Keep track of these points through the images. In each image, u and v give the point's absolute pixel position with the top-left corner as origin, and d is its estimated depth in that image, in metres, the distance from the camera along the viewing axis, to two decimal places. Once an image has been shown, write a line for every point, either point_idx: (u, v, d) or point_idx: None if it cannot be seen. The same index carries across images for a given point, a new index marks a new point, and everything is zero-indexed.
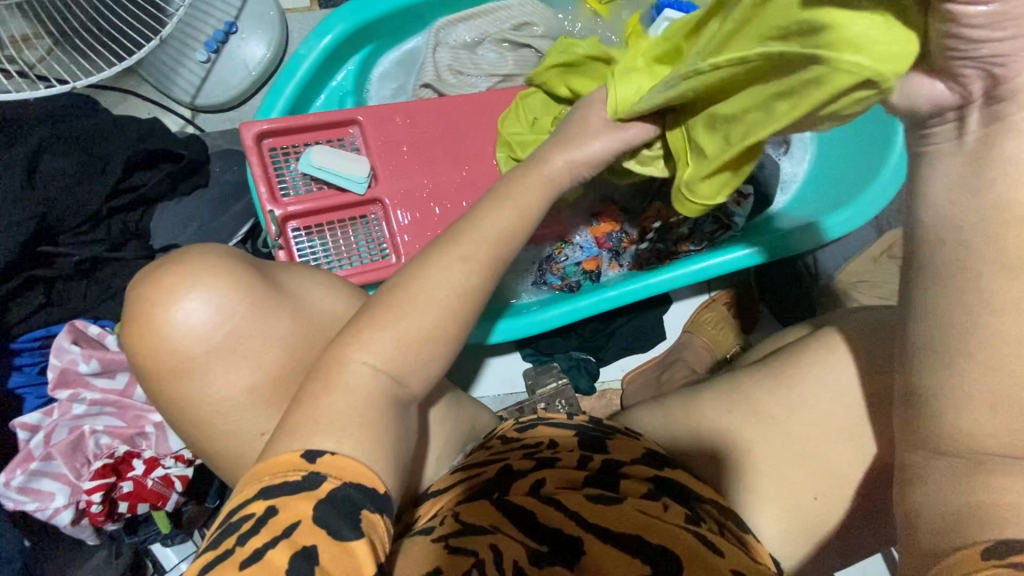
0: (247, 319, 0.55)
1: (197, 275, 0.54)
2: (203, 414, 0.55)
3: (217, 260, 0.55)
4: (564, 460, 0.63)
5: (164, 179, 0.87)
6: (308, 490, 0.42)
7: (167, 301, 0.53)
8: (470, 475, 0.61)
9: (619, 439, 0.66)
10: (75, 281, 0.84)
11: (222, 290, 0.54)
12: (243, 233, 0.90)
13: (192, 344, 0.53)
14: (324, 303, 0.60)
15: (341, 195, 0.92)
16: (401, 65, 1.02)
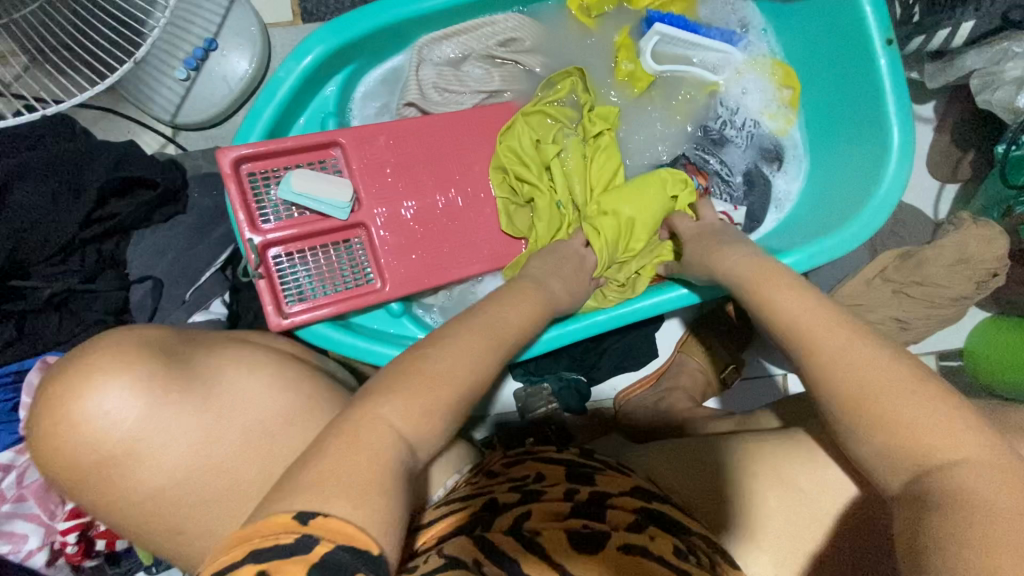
0: (164, 407, 0.56)
1: (118, 364, 0.56)
2: (138, 491, 0.56)
3: (127, 360, 0.57)
4: (551, 491, 0.65)
5: (140, 207, 0.85)
6: (301, 555, 0.38)
7: (89, 392, 0.54)
8: (461, 506, 0.62)
9: (607, 475, 0.70)
10: (47, 314, 0.81)
11: (131, 391, 0.55)
12: (221, 262, 0.88)
13: (113, 434, 0.54)
14: (252, 395, 0.62)
15: (324, 220, 0.90)
16: (386, 84, 1.00)
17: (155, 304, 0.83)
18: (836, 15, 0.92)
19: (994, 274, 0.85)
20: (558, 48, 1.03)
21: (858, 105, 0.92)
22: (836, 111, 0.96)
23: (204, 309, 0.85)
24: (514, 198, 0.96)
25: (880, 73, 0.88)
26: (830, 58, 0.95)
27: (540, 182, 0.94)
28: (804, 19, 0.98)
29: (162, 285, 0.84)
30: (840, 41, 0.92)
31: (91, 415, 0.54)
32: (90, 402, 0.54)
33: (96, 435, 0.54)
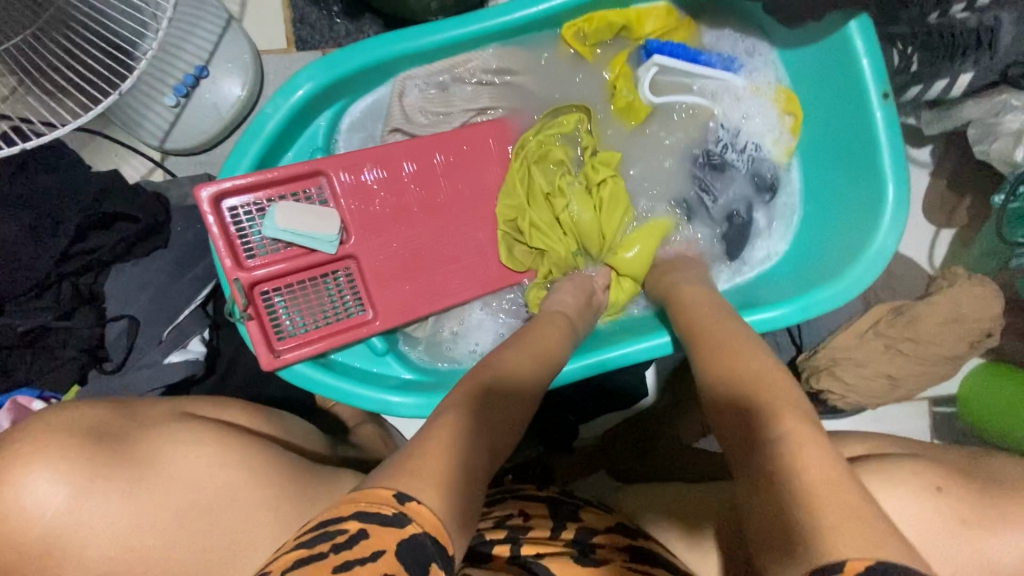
0: (101, 488, 0.58)
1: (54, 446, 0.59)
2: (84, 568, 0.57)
3: (60, 445, 0.59)
4: (539, 528, 0.75)
5: (120, 242, 0.83)
6: None
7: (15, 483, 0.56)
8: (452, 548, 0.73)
9: (586, 510, 0.82)
10: (19, 350, 0.79)
11: (59, 479, 0.57)
12: (203, 297, 0.86)
13: (45, 520, 0.56)
14: (194, 473, 0.64)
15: (311, 254, 0.89)
16: (372, 114, 0.98)
17: (131, 343, 0.80)
18: (833, 61, 0.90)
19: (988, 334, 0.84)
20: (551, 85, 1.02)
21: (854, 153, 0.91)
22: (829, 157, 0.95)
23: (181, 348, 0.83)
24: (517, 236, 0.96)
25: (876, 126, 0.86)
26: (828, 101, 0.94)
27: (552, 237, 0.95)
28: (803, 57, 0.96)
29: (138, 324, 0.81)
30: (838, 87, 0.91)
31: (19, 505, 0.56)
32: (19, 491, 0.56)
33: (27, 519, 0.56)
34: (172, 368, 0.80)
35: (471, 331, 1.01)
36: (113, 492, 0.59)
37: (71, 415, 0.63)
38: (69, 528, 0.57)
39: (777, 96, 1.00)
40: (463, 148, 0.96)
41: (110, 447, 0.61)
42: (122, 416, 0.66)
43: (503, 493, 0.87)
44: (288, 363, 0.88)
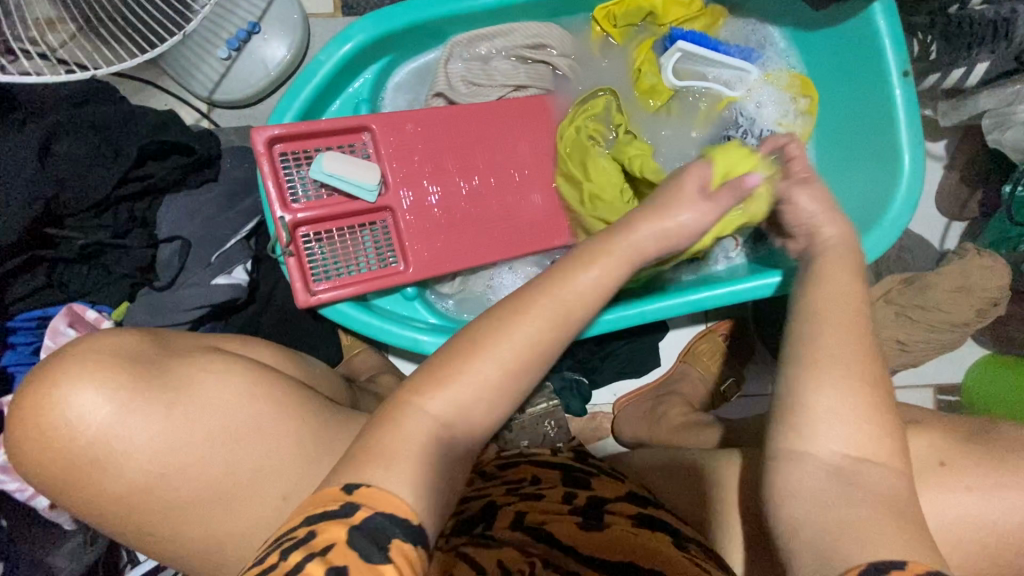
0: (137, 403, 0.60)
1: (89, 362, 0.61)
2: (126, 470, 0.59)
3: (100, 361, 0.61)
4: (549, 495, 0.69)
5: (175, 170, 0.88)
6: (345, 518, 0.43)
7: (61, 394, 0.58)
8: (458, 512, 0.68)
9: (603, 478, 0.74)
10: (77, 265, 0.84)
11: (100, 392, 0.59)
12: (247, 231, 0.90)
13: (89, 432, 0.58)
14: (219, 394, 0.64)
15: (351, 203, 0.93)
16: (418, 77, 1.04)
17: (181, 263, 0.85)
18: (854, 41, 0.95)
19: (995, 303, 0.87)
20: (586, 58, 1.07)
21: (871, 130, 0.95)
22: (845, 135, 1.00)
23: (226, 274, 0.87)
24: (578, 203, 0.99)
25: (894, 102, 0.91)
26: (848, 82, 0.98)
27: (608, 193, 0.96)
28: (823, 40, 1.01)
29: (190, 246, 0.86)
30: (859, 66, 0.96)
31: (67, 415, 0.58)
32: (67, 405, 0.58)
33: (73, 427, 0.58)
34: (217, 291, 0.85)
35: (497, 288, 1.06)
36: (147, 405, 0.60)
37: (103, 339, 0.65)
38: (111, 435, 0.59)
39: (790, 81, 1.04)
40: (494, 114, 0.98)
41: (144, 367, 0.63)
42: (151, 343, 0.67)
43: (513, 456, 0.81)
44: (323, 304, 0.92)
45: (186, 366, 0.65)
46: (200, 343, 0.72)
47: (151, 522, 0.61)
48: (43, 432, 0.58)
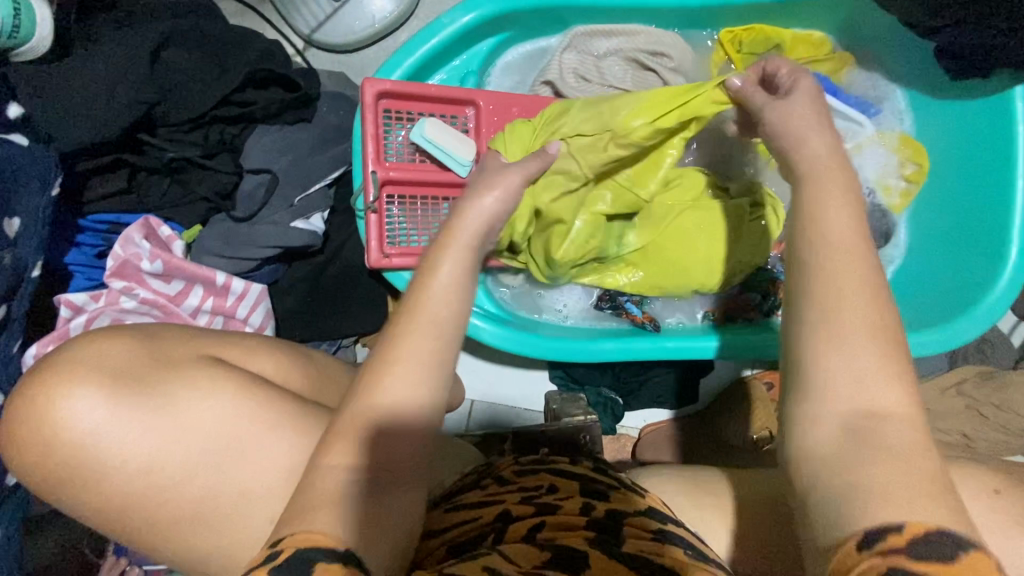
0: (121, 423, 0.57)
1: (67, 379, 0.56)
2: (138, 446, 0.56)
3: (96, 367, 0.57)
4: (566, 507, 0.63)
5: (275, 103, 0.85)
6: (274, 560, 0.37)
7: (59, 399, 0.55)
8: (469, 521, 0.63)
9: (621, 491, 0.65)
10: (159, 176, 0.82)
11: (93, 394, 0.56)
12: (332, 178, 0.88)
13: (85, 430, 0.55)
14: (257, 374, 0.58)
15: (441, 172, 0.90)
16: (528, 60, 1.00)
17: (264, 199, 0.82)
18: (984, 120, 0.92)
19: None
20: (700, 78, 1.03)
21: (980, 215, 0.92)
22: (958, 200, 0.96)
23: (304, 218, 0.84)
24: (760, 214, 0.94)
25: (1014, 190, 0.88)
26: (964, 159, 0.95)
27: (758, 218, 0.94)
28: (946, 112, 0.97)
29: (277, 182, 0.83)
30: (982, 146, 0.92)
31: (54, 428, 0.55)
32: (56, 417, 0.55)
33: (62, 443, 0.55)
34: (294, 237, 0.82)
35: (559, 293, 1.05)
36: (130, 428, 0.57)
37: (93, 348, 0.59)
38: (110, 437, 0.56)
39: (903, 150, 1.00)
40: (597, 111, 0.93)
41: (129, 381, 0.58)
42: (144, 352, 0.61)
43: (528, 461, 0.73)
44: (392, 270, 0.88)
45: (171, 384, 0.59)
46: (197, 352, 0.64)
47: (186, 484, 0.58)
48: (47, 435, 0.55)
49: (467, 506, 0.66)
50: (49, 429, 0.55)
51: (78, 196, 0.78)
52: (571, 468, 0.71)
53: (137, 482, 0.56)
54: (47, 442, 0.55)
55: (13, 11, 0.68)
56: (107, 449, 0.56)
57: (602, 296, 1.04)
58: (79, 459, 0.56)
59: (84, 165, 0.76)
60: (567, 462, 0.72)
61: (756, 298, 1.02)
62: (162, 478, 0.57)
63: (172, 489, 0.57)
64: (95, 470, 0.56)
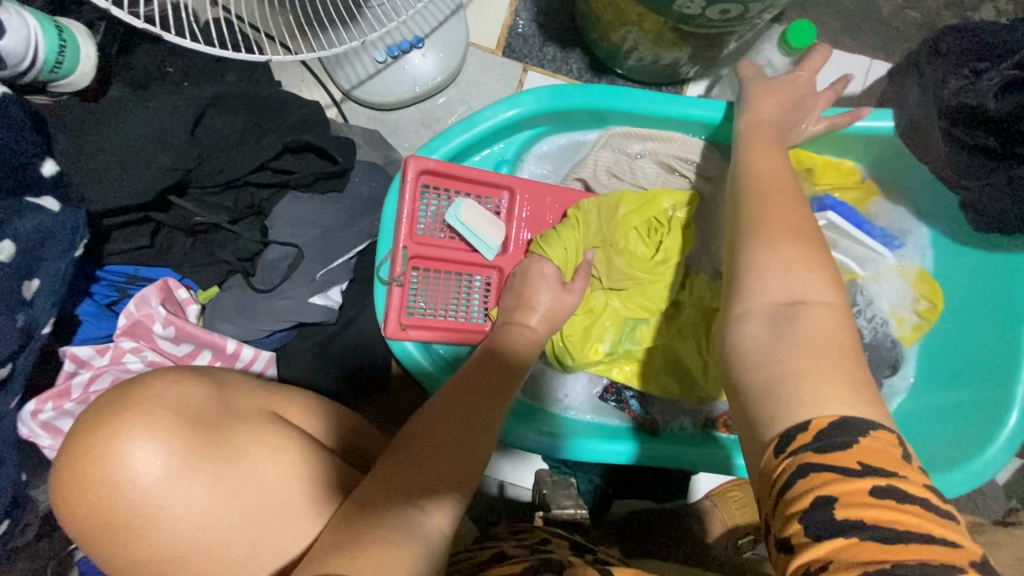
0: (189, 475, 0.52)
1: (144, 420, 0.51)
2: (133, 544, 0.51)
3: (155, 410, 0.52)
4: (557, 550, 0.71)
5: (311, 174, 0.85)
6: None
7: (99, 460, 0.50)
8: (470, 559, 0.70)
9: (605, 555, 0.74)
10: (182, 235, 0.81)
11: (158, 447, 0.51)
12: (356, 251, 0.88)
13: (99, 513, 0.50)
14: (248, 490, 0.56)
15: (467, 253, 0.90)
16: (564, 151, 1.01)
17: (288, 269, 0.82)
18: (1005, 272, 0.93)
19: None
20: None
21: (986, 368, 0.93)
22: (965, 349, 0.97)
23: (323, 293, 0.84)
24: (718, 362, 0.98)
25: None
26: (979, 310, 0.96)
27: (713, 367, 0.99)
28: (963, 260, 0.99)
29: (301, 258, 0.82)
30: (996, 301, 0.94)
31: (108, 479, 0.50)
32: (115, 463, 0.50)
33: (96, 513, 0.50)
34: (311, 311, 0.81)
35: (563, 380, 1.03)
36: (198, 482, 0.52)
37: (165, 389, 0.54)
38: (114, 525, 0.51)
39: (920, 288, 1.01)
40: (615, 214, 0.94)
41: (204, 434, 0.54)
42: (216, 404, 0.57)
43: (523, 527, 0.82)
44: (406, 343, 0.88)
45: (244, 438, 0.56)
46: (259, 407, 0.61)
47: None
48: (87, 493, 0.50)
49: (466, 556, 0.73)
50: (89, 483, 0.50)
51: (99, 247, 0.77)
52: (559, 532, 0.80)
53: (187, 539, 0.52)
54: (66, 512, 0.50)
55: (59, 50, 0.71)
56: (162, 506, 0.51)
57: (606, 388, 1.02)
58: (83, 539, 0.52)
59: (109, 221, 0.75)
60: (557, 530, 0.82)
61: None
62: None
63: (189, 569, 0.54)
64: (146, 527, 0.51)
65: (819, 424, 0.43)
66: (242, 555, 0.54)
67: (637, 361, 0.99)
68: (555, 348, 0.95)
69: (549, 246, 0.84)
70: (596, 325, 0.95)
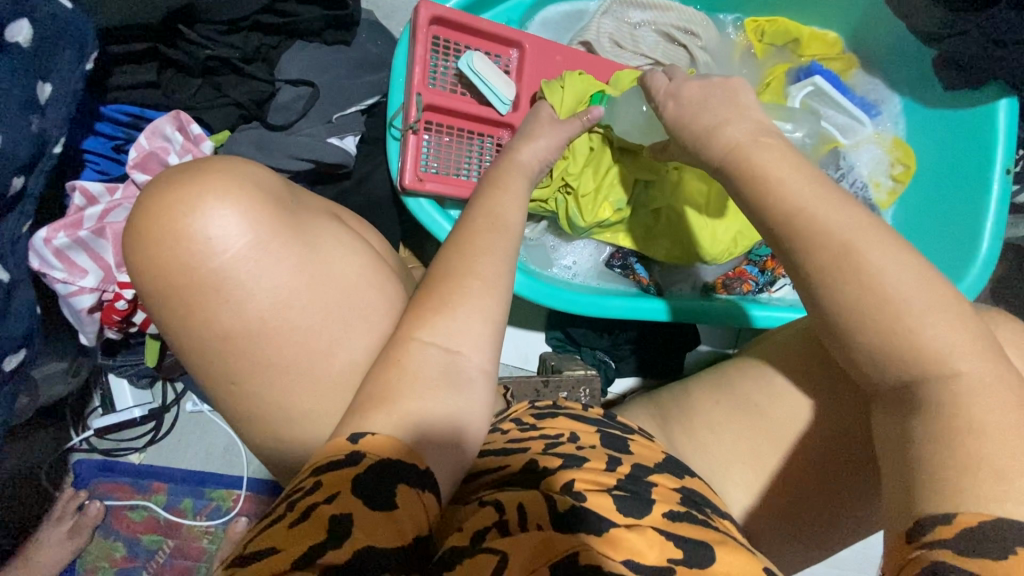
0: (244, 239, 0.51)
1: (187, 175, 0.50)
2: (178, 311, 0.50)
3: (182, 178, 0.50)
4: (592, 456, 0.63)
5: (319, 19, 0.83)
6: (303, 532, 0.42)
7: (139, 216, 0.50)
8: (497, 466, 0.61)
9: (639, 439, 0.69)
10: (192, 77, 0.79)
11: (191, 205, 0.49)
12: (366, 104, 0.87)
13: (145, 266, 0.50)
14: None
15: (480, 107, 0.90)
16: (567, 19, 1.03)
17: (303, 110, 0.81)
18: (970, 127, 1.01)
19: None
20: (725, 56, 1.08)
21: (954, 216, 1.02)
22: (938, 203, 1.06)
23: (339, 137, 0.83)
24: (728, 226, 1.00)
25: (990, 194, 0.98)
26: (947, 166, 1.05)
27: (722, 229, 1.00)
28: (934, 120, 1.07)
29: (317, 98, 0.81)
30: (962, 157, 1.02)
31: (191, 237, 0.48)
32: (191, 220, 0.48)
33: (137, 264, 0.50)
34: (328, 150, 0.80)
35: (569, 248, 1.07)
36: None
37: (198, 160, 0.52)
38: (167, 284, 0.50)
39: (894, 150, 1.10)
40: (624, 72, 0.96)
41: (293, 198, 0.55)
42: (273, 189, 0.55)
43: (545, 406, 0.74)
44: (422, 195, 0.88)
45: None
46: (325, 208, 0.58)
47: (235, 360, 0.51)
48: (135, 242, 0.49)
49: (492, 451, 0.64)
50: (141, 229, 0.49)
51: (101, 80, 0.74)
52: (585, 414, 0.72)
53: (267, 314, 0.50)
54: (138, 263, 0.49)
55: None
56: (246, 275, 0.49)
57: (612, 255, 1.08)
58: None
59: (115, 49, 0.72)
60: (580, 409, 0.74)
61: (755, 274, 1.08)
62: (229, 355, 0.51)
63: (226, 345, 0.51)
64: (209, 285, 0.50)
65: (963, 519, 0.40)
66: None
67: (642, 225, 1.04)
68: (566, 210, 0.98)
69: (550, 87, 0.88)
70: (598, 187, 0.97)
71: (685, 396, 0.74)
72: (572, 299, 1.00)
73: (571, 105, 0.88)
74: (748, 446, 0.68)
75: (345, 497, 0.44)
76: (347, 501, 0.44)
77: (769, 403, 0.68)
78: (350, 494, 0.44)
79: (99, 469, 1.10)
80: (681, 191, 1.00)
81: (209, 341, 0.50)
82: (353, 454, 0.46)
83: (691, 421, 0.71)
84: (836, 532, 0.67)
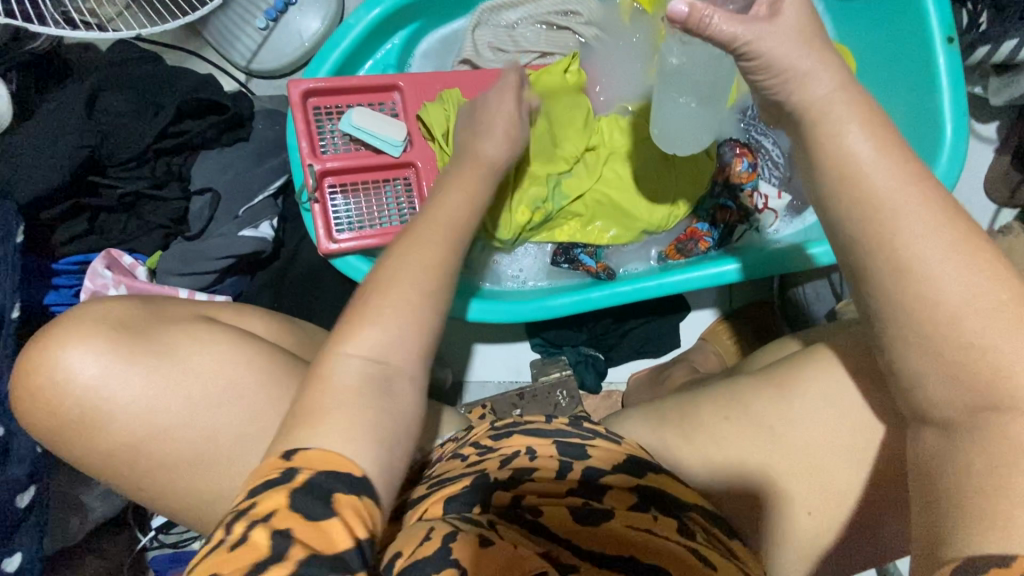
0: (136, 357, 0.60)
1: (73, 330, 0.60)
2: (105, 434, 0.60)
3: (78, 326, 0.60)
4: (544, 470, 0.62)
5: (210, 127, 0.91)
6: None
7: (43, 367, 0.59)
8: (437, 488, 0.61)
9: (597, 446, 0.65)
10: (118, 214, 0.89)
11: (87, 352, 0.59)
12: (275, 188, 0.93)
13: (63, 404, 0.59)
14: (187, 373, 0.61)
15: (377, 156, 0.95)
16: (444, 45, 1.06)
17: (211, 215, 0.89)
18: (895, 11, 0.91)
19: None
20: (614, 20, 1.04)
21: (913, 108, 0.91)
22: (890, 99, 0.95)
23: (253, 227, 0.90)
24: (658, 194, 0.99)
25: (938, 71, 0.87)
26: (888, 57, 0.94)
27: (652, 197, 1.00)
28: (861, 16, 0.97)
29: (220, 199, 0.90)
30: (898, 43, 0.92)
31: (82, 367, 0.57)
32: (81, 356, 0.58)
33: (55, 404, 0.59)
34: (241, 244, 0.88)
35: (515, 257, 1.07)
36: (137, 363, 0.60)
37: (88, 308, 0.63)
38: (86, 414, 0.59)
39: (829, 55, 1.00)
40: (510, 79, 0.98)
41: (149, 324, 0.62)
42: (150, 313, 0.65)
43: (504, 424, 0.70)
44: (344, 254, 0.92)
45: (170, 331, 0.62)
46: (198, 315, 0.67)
47: (165, 451, 0.61)
48: (47, 388, 0.59)
49: (437, 479, 0.64)
50: (50, 375, 0.59)
51: (47, 243, 0.86)
52: (547, 424, 0.68)
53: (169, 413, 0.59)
54: (59, 404, 0.59)
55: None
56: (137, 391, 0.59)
57: (555, 252, 1.06)
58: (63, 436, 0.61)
59: (47, 214, 0.84)
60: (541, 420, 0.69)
61: (708, 230, 1.02)
62: (157, 452, 0.60)
63: (149, 449, 0.60)
64: (107, 409, 0.59)
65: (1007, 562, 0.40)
66: (196, 418, 0.61)
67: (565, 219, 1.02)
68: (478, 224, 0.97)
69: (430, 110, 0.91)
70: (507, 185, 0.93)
71: (692, 410, 0.71)
72: (542, 305, 0.97)
73: (439, 138, 0.91)
74: (742, 435, 0.67)
75: (280, 513, 0.46)
76: (281, 521, 0.46)
77: (770, 416, 0.67)
78: (261, 533, 0.46)
79: (170, 560, 1.15)
80: (600, 170, 0.99)
81: (135, 445, 0.60)
82: (286, 472, 0.47)
83: (694, 425, 0.70)
84: (796, 490, 0.64)
